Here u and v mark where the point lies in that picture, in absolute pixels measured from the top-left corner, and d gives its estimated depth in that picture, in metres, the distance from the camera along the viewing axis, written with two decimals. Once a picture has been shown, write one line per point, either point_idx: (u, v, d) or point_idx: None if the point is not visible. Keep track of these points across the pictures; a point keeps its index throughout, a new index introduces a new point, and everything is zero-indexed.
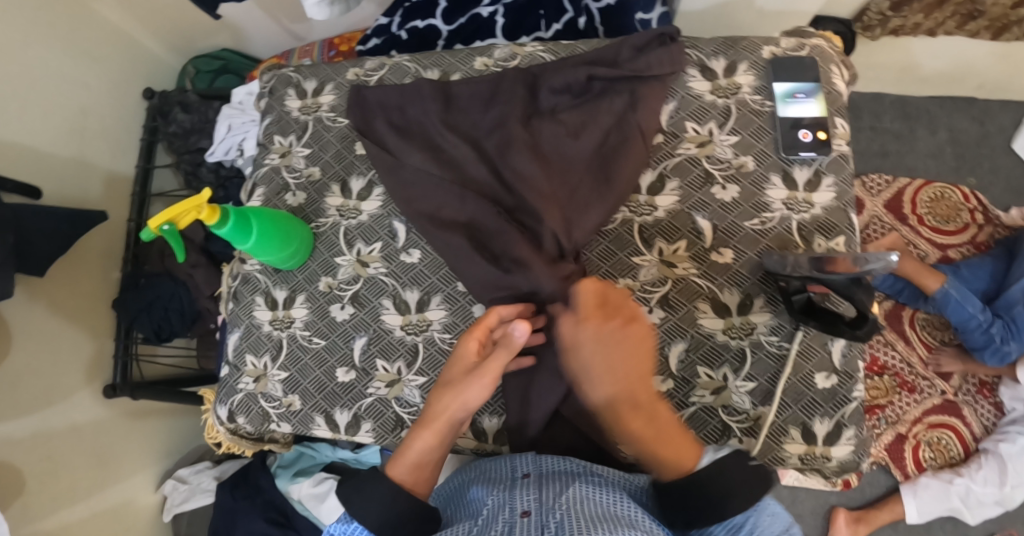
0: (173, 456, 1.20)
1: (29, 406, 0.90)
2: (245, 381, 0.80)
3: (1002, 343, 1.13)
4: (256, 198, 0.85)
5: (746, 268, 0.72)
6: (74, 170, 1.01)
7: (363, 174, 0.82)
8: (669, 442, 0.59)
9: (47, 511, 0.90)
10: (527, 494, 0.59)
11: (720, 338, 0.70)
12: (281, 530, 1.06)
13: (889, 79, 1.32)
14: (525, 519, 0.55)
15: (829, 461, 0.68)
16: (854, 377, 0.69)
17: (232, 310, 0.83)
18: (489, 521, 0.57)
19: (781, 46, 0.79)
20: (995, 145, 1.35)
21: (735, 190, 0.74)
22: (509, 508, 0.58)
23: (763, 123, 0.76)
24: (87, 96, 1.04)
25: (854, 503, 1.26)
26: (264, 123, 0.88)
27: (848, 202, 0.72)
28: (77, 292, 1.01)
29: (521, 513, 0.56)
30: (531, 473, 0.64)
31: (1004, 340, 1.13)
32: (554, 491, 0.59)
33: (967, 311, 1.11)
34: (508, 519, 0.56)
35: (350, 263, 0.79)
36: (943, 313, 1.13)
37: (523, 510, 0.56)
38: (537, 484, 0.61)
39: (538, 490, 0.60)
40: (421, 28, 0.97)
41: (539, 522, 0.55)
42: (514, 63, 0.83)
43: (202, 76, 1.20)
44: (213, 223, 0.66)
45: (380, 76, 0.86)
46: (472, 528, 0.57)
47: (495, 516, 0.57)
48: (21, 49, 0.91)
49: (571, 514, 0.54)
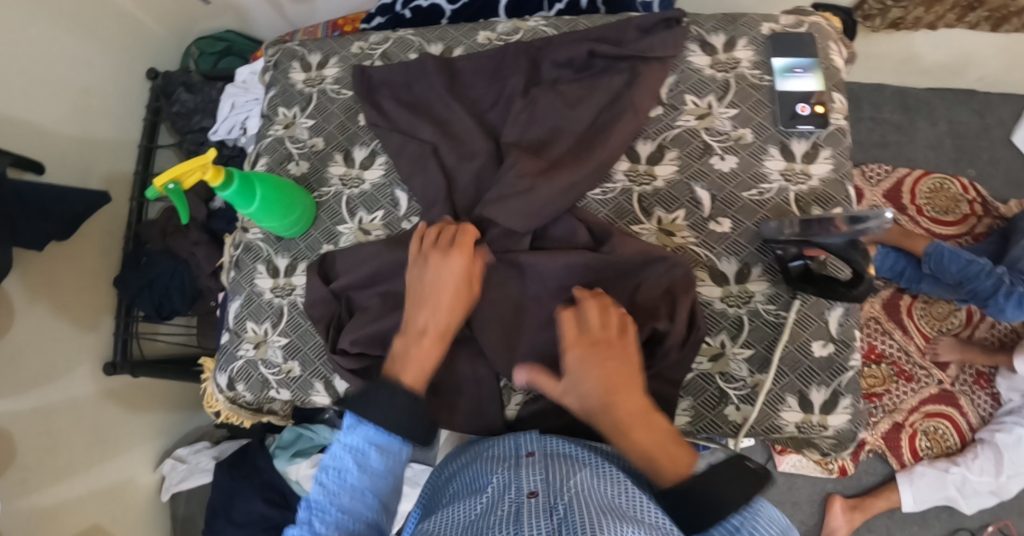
0: (171, 435, 1.20)
1: (29, 380, 0.90)
2: (245, 348, 0.80)
3: (1016, 287, 1.10)
4: (259, 168, 0.86)
5: (745, 237, 0.72)
6: (80, 146, 1.02)
7: (366, 144, 0.83)
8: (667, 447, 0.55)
9: (46, 485, 0.91)
10: (534, 476, 0.59)
11: (717, 306, 0.71)
12: (278, 508, 1.06)
13: (889, 70, 1.33)
14: (533, 499, 0.56)
15: (826, 430, 0.69)
16: (851, 346, 0.69)
17: (234, 278, 0.83)
18: (496, 498, 0.57)
19: (781, 23, 0.80)
20: (994, 137, 1.36)
21: (733, 161, 0.74)
22: (516, 488, 0.58)
23: (762, 96, 0.76)
24: (91, 74, 1.05)
25: (851, 491, 1.25)
26: (269, 96, 0.89)
27: (845, 175, 0.73)
28: (78, 268, 1.02)
29: (527, 493, 0.57)
30: (537, 454, 0.64)
31: (1016, 284, 1.11)
32: (562, 473, 0.59)
33: (963, 258, 1.12)
34: (515, 499, 0.56)
35: (352, 231, 0.80)
36: (942, 270, 1.14)
37: (530, 490, 0.57)
38: (544, 467, 0.60)
39: (545, 471, 0.60)
40: (425, 7, 0.98)
41: (546, 503, 0.55)
42: (517, 38, 0.84)
43: (205, 58, 1.20)
44: (218, 185, 0.67)
45: (385, 49, 0.87)
46: (478, 507, 0.57)
47: (501, 495, 0.58)
48: (32, 25, 0.92)
49: (581, 496, 0.54)
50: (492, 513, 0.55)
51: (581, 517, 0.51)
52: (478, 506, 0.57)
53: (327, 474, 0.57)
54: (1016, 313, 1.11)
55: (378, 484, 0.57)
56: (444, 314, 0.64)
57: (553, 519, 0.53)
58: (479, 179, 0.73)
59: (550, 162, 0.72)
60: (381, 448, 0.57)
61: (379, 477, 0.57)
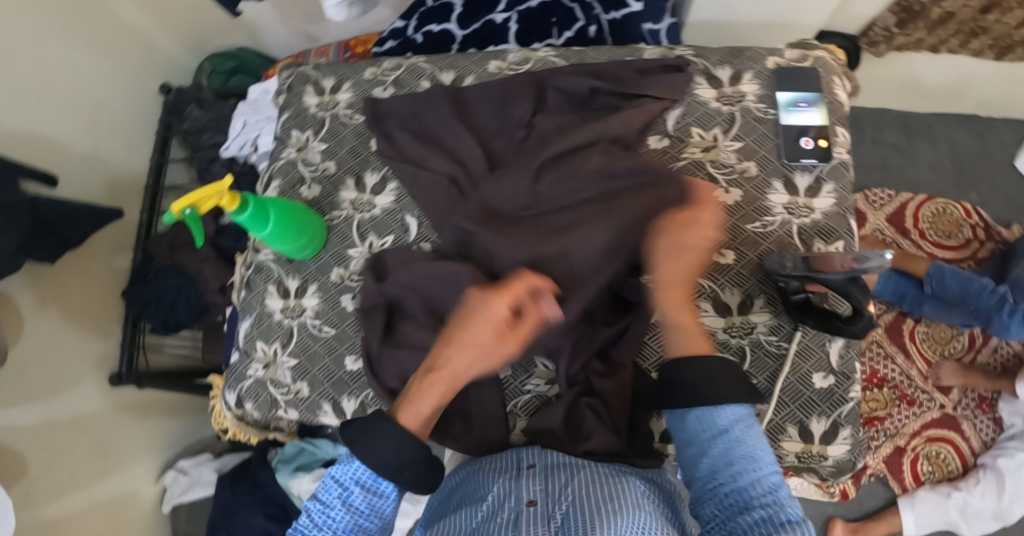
0: (175, 446, 1.21)
1: (35, 392, 0.91)
2: (255, 367, 0.82)
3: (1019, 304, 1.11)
4: (271, 190, 0.87)
5: (747, 268, 0.74)
6: (92, 159, 1.04)
7: (377, 169, 0.85)
8: (696, 332, 0.61)
9: (51, 495, 0.92)
10: (534, 485, 0.60)
11: (721, 336, 0.72)
12: (280, 522, 1.07)
13: (894, 95, 1.34)
14: (531, 508, 0.57)
15: (826, 460, 0.70)
16: (851, 378, 0.70)
17: (245, 298, 0.85)
18: (495, 507, 0.58)
19: (785, 57, 0.82)
20: (997, 162, 1.37)
21: (738, 194, 0.76)
22: (515, 497, 0.59)
23: (766, 130, 0.78)
24: (105, 89, 1.07)
25: (852, 515, 1.25)
26: (283, 118, 0.91)
27: (847, 208, 0.75)
28: (88, 281, 1.03)
29: (526, 503, 0.58)
30: (536, 465, 0.64)
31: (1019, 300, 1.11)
32: (561, 483, 0.60)
33: (962, 277, 1.14)
34: (514, 509, 0.57)
35: (362, 255, 0.82)
36: (942, 292, 1.16)
37: (529, 500, 0.58)
38: (543, 476, 0.61)
39: (545, 481, 0.61)
40: (436, 32, 1.01)
41: (544, 512, 0.56)
42: (526, 68, 0.86)
43: (216, 75, 1.23)
44: (234, 209, 0.69)
45: (397, 76, 0.89)
46: (478, 515, 0.58)
47: (501, 505, 0.58)
48: (47, 44, 0.95)
49: (578, 506, 0.55)
50: (492, 522, 0.56)
51: (577, 525, 0.53)
52: (477, 515, 0.58)
53: (316, 504, 0.60)
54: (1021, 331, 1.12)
55: (360, 523, 0.60)
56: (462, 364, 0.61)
57: (550, 528, 0.54)
58: (496, 192, 0.74)
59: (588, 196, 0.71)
60: (367, 487, 0.60)
61: (362, 516, 0.60)
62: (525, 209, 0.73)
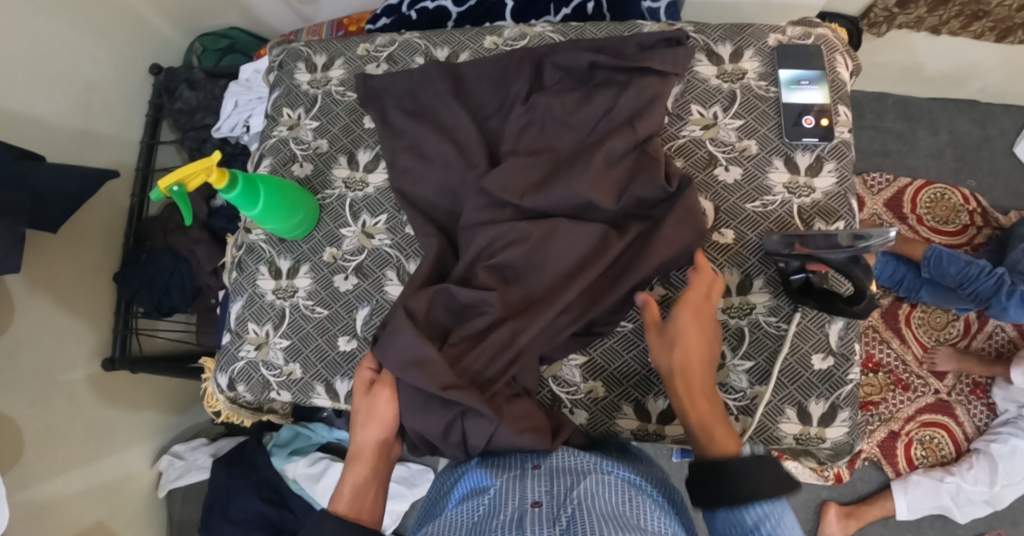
0: (170, 431, 1.20)
1: (29, 376, 0.90)
2: (247, 349, 0.80)
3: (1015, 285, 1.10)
4: (262, 169, 0.86)
5: (747, 248, 0.73)
6: (82, 139, 1.02)
7: (370, 147, 0.83)
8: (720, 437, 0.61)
9: (45, 480, 0.90)
10: (538, 485, 0.57)
11: (719, 317, 0.72)
12: (276, 507, 1.06)
13: (893, 78, 1.33)
14: (536, 509, 0.54)
15: (824, 442, 0.69)
16: (850, 360, 0.70)
17: (236, 279, 0.83)
18: (498, 504, 0.55)
19: (787, 34, 0.80)
20: (995, 147, 1.36)
21: (738, 172, 0.75)
22: (519, 496, 0.56)
23: (767, 108, 0.77)
24: (94, 68, 1.04)
25: (846, 499, 1.26)
26: (274, 96, 0.89)
27: (848, 188, 0.74)
28: (78, 263, 1.01)
29: (531, 503, 0.55)
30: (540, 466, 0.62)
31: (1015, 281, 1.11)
32: (566, 485, 0.57)
33: (959, 260, 1.13)
34: (518, 507, 0.54)
35: (355, 234, 0.80)
36: (938, 273, 1.15)
37: (534, 500, 0.55)
38: (548, 477, 0.59)
39: (551, 483, 0.58)
40: (431, 9, 0.99)
41: (549, 514, 0.53)
42: (523, 43, 0.84)
43: (208, 55, 1.21)
44: (222, 186, 0.66)
45: (390, 52, 0.87)
46: (479, 514, 0.56)
47: (504, 502, 0.55)
48: (34, 18, 0.92)
49: (584, 508, 0.52)
50: (495, 519, 0.53)
51: (583, 530, 0.49)
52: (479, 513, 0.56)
53: None
54: (1018, 313, 1.12)
55: None
56: (363, 433, 0.66)
57: (555, 530, 0.51)
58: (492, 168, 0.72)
59: (606, 186, 0.70)
60: None
61: None
62: (515, 187, 0.70)
